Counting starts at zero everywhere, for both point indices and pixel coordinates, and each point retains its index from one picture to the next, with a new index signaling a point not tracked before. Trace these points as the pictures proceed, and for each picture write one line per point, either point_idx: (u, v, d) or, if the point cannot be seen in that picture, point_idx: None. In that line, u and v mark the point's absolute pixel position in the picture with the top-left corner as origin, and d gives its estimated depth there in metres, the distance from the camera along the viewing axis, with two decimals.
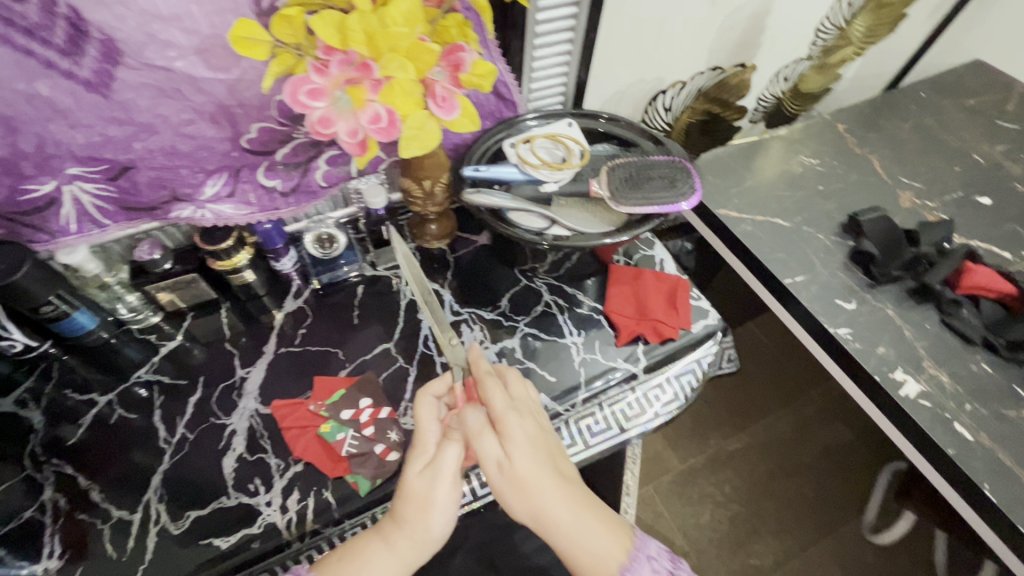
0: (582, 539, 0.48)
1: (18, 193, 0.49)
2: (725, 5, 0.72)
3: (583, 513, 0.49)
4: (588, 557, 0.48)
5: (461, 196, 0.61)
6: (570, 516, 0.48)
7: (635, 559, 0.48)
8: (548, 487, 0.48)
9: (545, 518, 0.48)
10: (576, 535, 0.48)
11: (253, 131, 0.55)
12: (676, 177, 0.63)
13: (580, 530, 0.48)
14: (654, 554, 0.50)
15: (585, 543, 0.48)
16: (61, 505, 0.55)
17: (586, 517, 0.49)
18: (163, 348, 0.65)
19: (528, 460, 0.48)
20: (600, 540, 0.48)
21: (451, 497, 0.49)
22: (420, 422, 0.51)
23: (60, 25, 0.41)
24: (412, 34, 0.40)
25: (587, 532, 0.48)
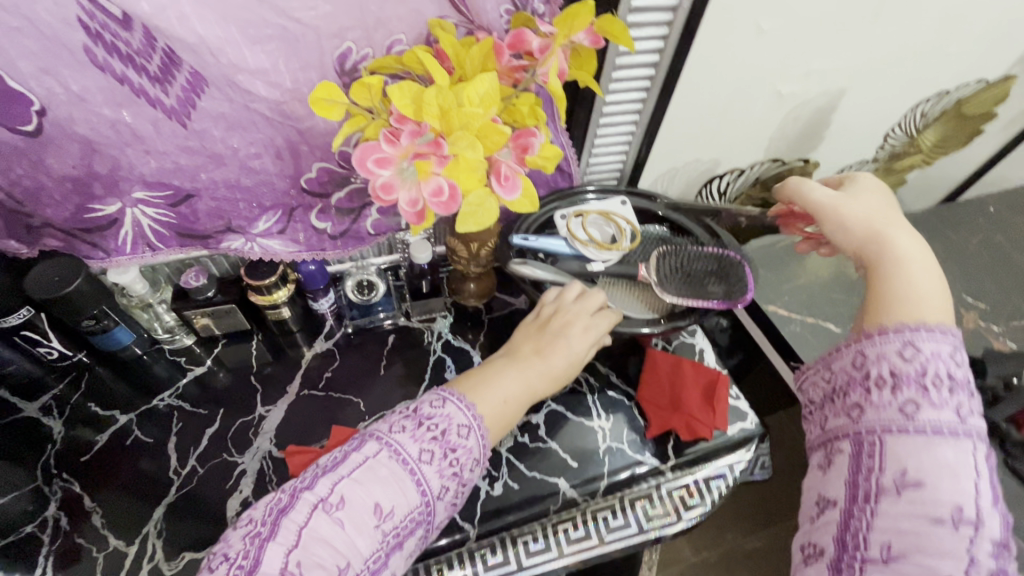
0: (917, 278, 0.45)
1: (84, 211, 0.50)
2: (791, 97, 0.70)
3: (919, 274, 0.45)
4: (907, 302, 0.43)
5: (507, 264, 0.59)
6: (903, 272, 0.46)
7: (935, 325, 0.41)
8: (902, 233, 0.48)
9: (877, 246, 0.48)
10: (902, 279, 0.45)
11: (313, 171, 0.56)
12: (724, 270, 0.61)
13: (918, 272, 0.46)
14: (925, 345, 0.40)
15: (908, 290, 0.44)
16: (62, 524, 0.54)
17: (922, 265, 0.46)
18: (191, 372, 0.65)
19: (869, 211, 0.50)
20: (925, 291, 0.44)
21: (578, 367, 0.56)
22: (584, 300, 0.56)
23: (156, 56, 0.42)
24: (485, 115, 0.40)
25: (914, 283, 0.45)
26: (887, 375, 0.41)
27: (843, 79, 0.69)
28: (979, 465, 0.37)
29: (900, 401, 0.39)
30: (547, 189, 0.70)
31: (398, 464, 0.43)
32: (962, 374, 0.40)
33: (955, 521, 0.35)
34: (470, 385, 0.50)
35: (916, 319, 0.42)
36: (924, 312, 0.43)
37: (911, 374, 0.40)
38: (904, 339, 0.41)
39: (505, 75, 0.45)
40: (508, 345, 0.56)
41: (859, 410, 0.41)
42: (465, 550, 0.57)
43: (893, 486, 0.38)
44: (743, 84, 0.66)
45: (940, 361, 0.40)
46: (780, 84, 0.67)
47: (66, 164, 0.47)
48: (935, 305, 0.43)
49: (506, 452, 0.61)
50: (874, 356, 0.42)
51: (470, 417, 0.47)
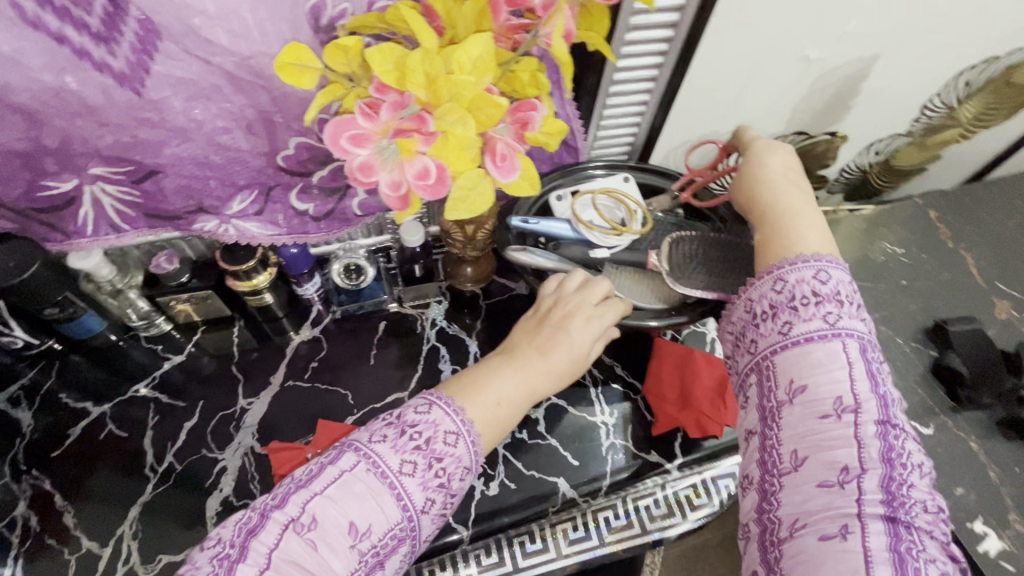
0: (804, 223, 0.45)
1: (36, 189, 0.46)
2: (822, 63, 0.63)
3: (806, 223, 0.45)
4: (785, 244, 0.44)
5: (504, 251, 0.54)
6: (795, 219, 0.46)
7: (806, 262, 0.42)
8: (792, 186, 0.48)
9: (773, 197, 0.48)
10: (788, 225, 0.45)
11: (291, 148, 0.50)
12: (745, 260, 0.54)
13: (807, 220, 0.46)
14: (796, 276, 0.42)
15: (789, 234, 0.45)
16: (32, 525, 0.51)
17: (809, 210, 0.47)
18: (168, 362, 0.61)
19: (773, 168, 0.49)
20: (807, 233, 0.44)
21: (583, 364, 0.51)
22: (591, 287, 0.51)
23: (99, 3, 0.37)
24: (478, 84, 0.34)
25: (797, 228, 0.45)
26: (768, 307, 0.42)
27: (878, 43, 0.62)
28: (857, 355, 0.39)
29: (779, 323, 0.41)
30: (551, 163, 0.64)
31: (376, 477, 0.39)
32: (831, 285, 0.41)
33: (838, 413, 0.37)
34: (461, 388, 0.46)
35: (790, 259, 0.43)
36: (801, 249, 0.43)
37: (784, 301, 0.41)
38: (774, 277, 0.43)
39: (503, 36, 0.39)
40: (506, 341, 0.52)
41: (753, 343, 0.42)
42: (459, 552, 0.54)
43: (787, 397, 0.39)
44: (767, 48, 0.59)
45: (807, 281, 0.41)
46: (809, 48, 0.60)
47: (10, 137, 0.42)
48: (816, 241, 0.44)
49: (503, 450, 0.58)
50: (754, 296, 0.43)
51: (459, 423, 0.42)
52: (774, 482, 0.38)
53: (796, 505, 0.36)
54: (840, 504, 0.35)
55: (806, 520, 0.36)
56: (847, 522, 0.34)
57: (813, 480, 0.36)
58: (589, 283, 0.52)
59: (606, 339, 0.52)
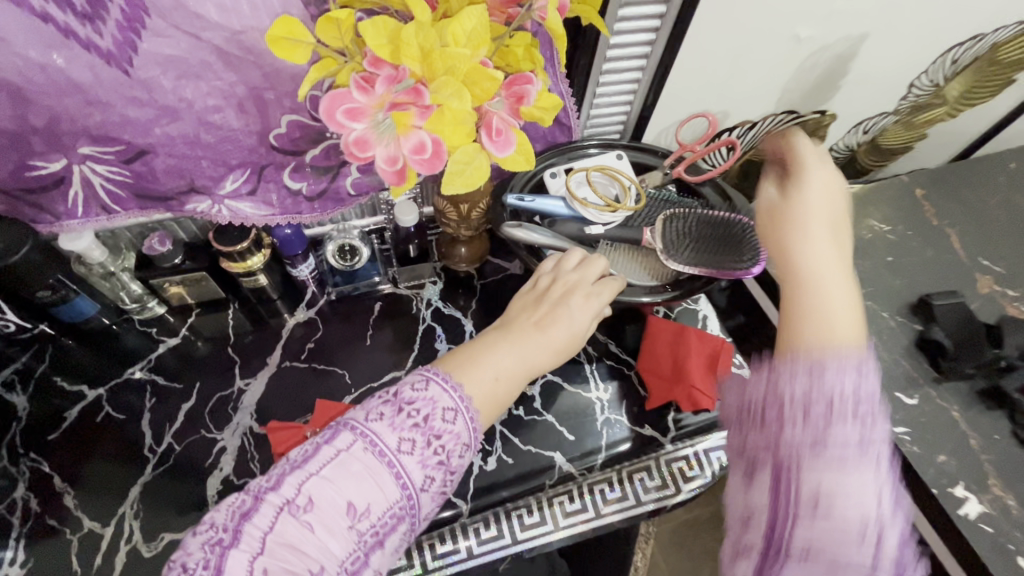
0: (835, 299, 0.41)
1: (24, 170, 0.45)
2: (812, 42, 0.63)
3: (846, 304, 0.41)
4: (817, 327, 0.40)
5: (500, 228, 0.55)
6: (834, 300, 0.41)
7: (846, 364, 0.37)
8: (830, 243, 0.44)
9: (804, 265, 0.43)
10: (822, 300, 0.41)
11: (283, 126, 0.50)
12: (739, 238, 0.56)
13: (838, 299, 0.41)
14: (835, 390, 0.36)
15: (820, 314, 0.40)
16: (32, 506, 0.51)
17: (844, 286, 0.42)
18: (163, 345, 0.61)
19: (811, 251, 0.44)
20: (843, 323, 0.40)
21: (581, 342, 0.51)
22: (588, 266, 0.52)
23: None
24: (473, 57, 0.35)
25: (832, 309, 0.40)
26: (804, 400, 0.36)
27: (867, 21, 0.62)
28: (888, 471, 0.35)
29: (811, 431, 0.36)
30: (544, 142, 0.64)
31: (374, 455, 0.39)
32: (868, 396, 0.36)
33: (864, 535, 0.34)
34: (458, 363, 0.46)
35: (830, 357, 0.38)
36: (840, 347, 0.38)
37: (817, 401, 0.36)
38: (810, 371, 0.37)
39: (497, 11, 0.38)
40: (504, 314, 0.52)
41: (776, 427, 0.37)
42: (459, 524, 0.55)
43: (809, 500, 0.35)
44: (759, 26, 0.59)
45: (843, 388, 0.36)
46: (799, 27, 0.61)
47: None
48: (852, 332, 0.39)
49: (500, 427, 0.59)
50: (782, 384, 0.38)
51: (456, 399, 0.43)
52: None
53: None
54: None
55: None
56: None
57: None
58: (585, 261, 0.52)
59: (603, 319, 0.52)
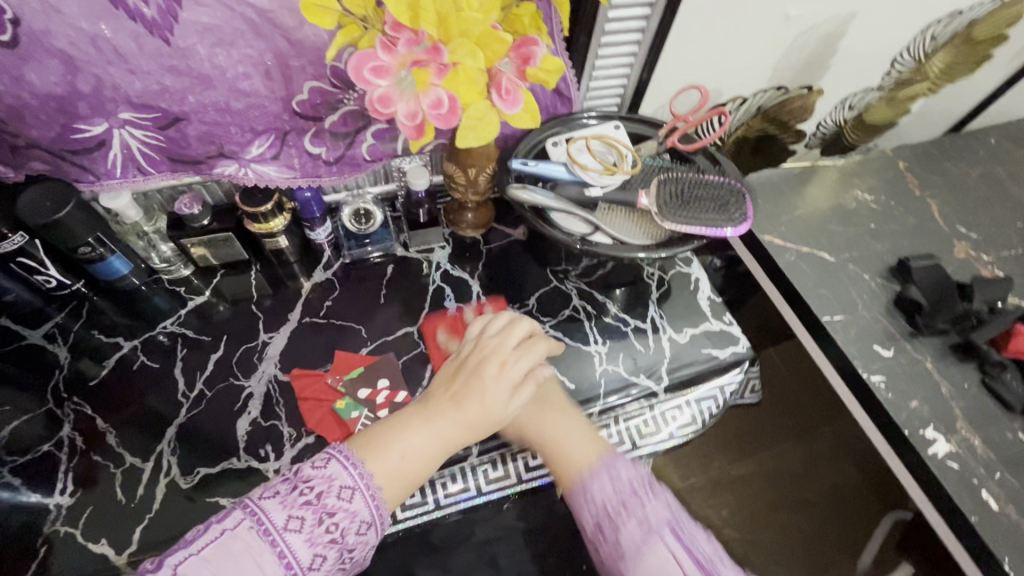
0: (576, 443, 0.50)
1: (70, 132, 0.50)
2: (801, 21, 0.67)
3: (576, 429, 0.52)
4: (568, 457, 0.49)
5: (506, 189, 0.60)
6: (581, 446, 0.49)
7: (594, 470, 0.46)
8: (531, 385, 0.56)
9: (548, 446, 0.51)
10: (568, 442, 0.50)
11: (305, 92, 0.53)
12: (727, 201, 0.61)
13: (578, 444, 0.50)
14: (596, 488, 0.45)
15: (569, 452, 0.49)
16: (78, 443, 0.55)
17: (578, 433, 0.51)
18: (190, 302, 0.65)
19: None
20: (582, 442, 0.50)
21: (503, 417, 0.49)
22: (508, 326, 0.53)
23: None
24: (485, 21, 0.39)
25: (576, 439, 0.50)
26: (595, 525, 0.44)
27: (852, 2, 0.66)
28: (676, 546, 0.41)
29: (614, 535, 0.43)
30: (547, 114, 0.68)
31: (257, 535, 0.37)
32: (628, 484, 0.45)
33: None
34: (368, 439, 0.45)
35: (583, 479, 0.46)
36: (585, 464, 0.47)
37: (607, 516, 0.44)
38: (585, 492, 0.45)
39: None
40: (424, 391, 0.51)
41: (599, 548, 0.44)
42: (466, 465, 0.59)
43: None
44: (750, 4, 0.63)
45: (608, 489, 0.45)
46: (789, 6, 0.65)
47: (47, 81, 0.45)
48: (592, 451, 0.49)
49: None
50: (577, 511, 0.46)
51: (356, 477, 0.41)
52: None
53: None
54: None
55: None
56: None
57: None
58: (507, 321, 0.54)
59: (532, 381, 0.52)
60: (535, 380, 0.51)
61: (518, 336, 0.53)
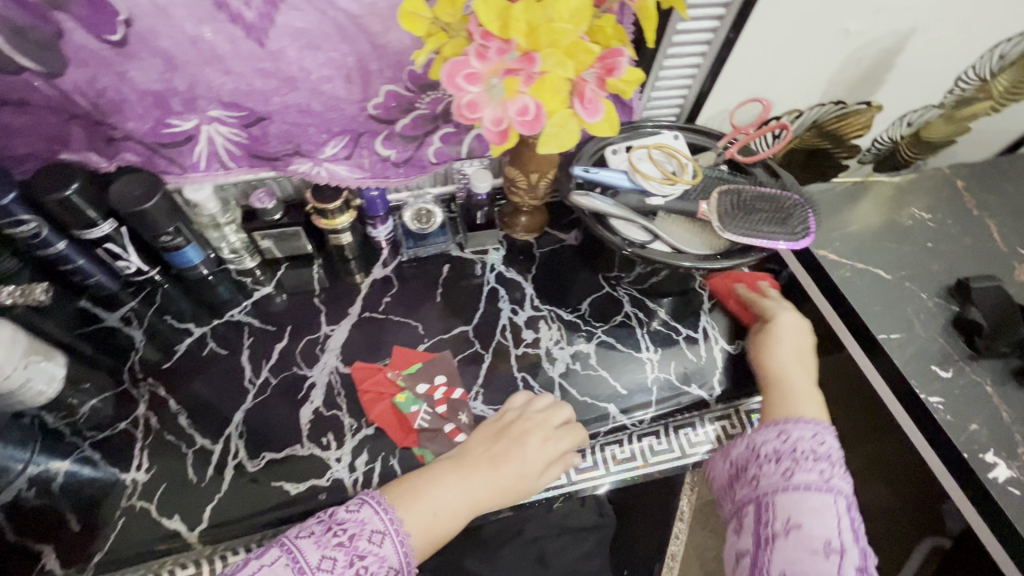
0: (803, 398, 0.55)
1: (162, 126, 0.52)
2: (859, 36, 0.67)
3: (812, 392, 0.56)
4: (787, 402, 0.54)
5: (568, 196, 0.61)
6: (809, 404, 0.54)
7: (802, 420, 0.51)
8: (794, 348, 0.61)
9: (775, 391, 0.57)
10: (796, 394, 0.55)
11: (380, 96, 0.55)
12: (786, 214, 0.61)
13: (804, 400, 0.54)
14: (790, 429, 0.51)
15: (795, 401, 0.54)
16: (153, 423, 0.58)
17: (812, 391, 0.56)
18: (256, 293, 0.68)
19: (791, 340, 0.61)
20: (810, 402, 0.54)
21: (530, 486, 0.52)
22: (552, 404, 0.57)
23: None
24: (575, 32, 0.40)
25: (805, 396, 0.55)
26: (773, 449, 0.50)
27: (913, 17, 0.66)
28: (842, 509, 0.46)
29: (782, 468, 0.48)
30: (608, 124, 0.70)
31: (294, 572, 0.41)
32: (825, 447, 0.49)
33: (827, 552, 0.44)
34: (405, 490, 0.48)
35: (792, 418, 0.52)
36: (802, 416, 0.52)
37: (784, 451, 0.49)
38: (780, 428, 0.51)
39: None
40: (462, 444, 0.54)
41: (756, 479, 0.50)
42: None
43: (782, 534, 0.46)
44: (812, 17, 0.63)
45: (805, 437, 0.50)
46: (848, 20, 0.65)
47: (148, 78, 0.48)
48: (811, 411, 0.53)
49: (558, 377, 0.64)
50: (760, 439, 0.51)
51: (387, 522, 0.45)
52: (766, 554, 0.46)
53: (788, 559, 0.45)
54: None
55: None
56: None
57: None
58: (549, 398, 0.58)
59: (561, 463, 0.55)
60: (565, 463, 0.55)
61: (558, 415, 0.56)
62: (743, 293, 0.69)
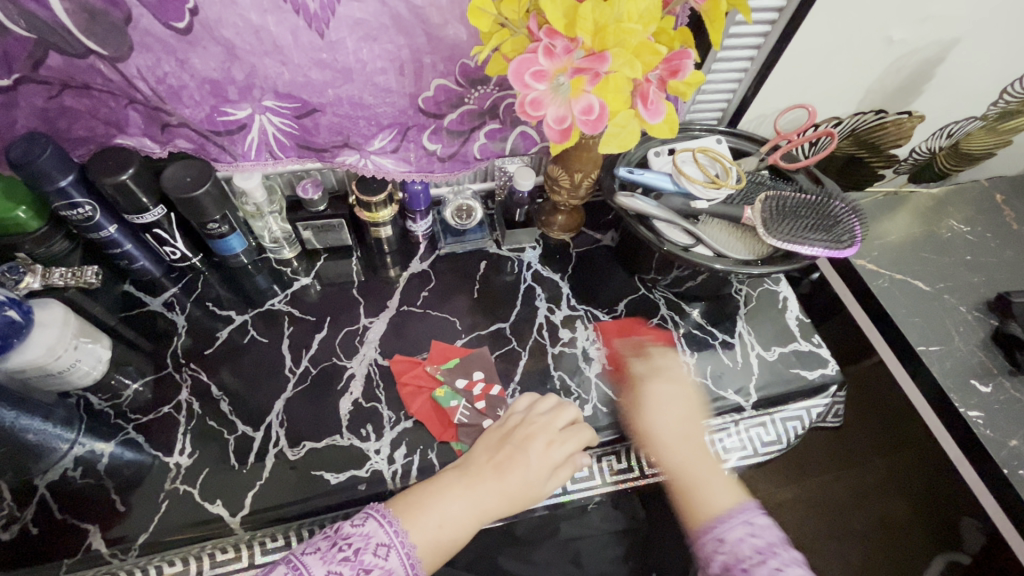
0: (718, 491, 0.48)
1: (217, 114, 0.53)
2: (902, 44, 0.66)
3: (722, 477, 0.50)
4: (704, 498, 0.48)
5: (613, 197, 0.61)
6: (725, 493, 0.48)
7: (730, 517, 0.45)
8: (678, 419, 0.55)
9: (685, 489, 0.50)
10: (710, 485, 0.49)
11: (431, 91, 0.55)
12: (829, 223, 0.61)
13: (717, 490, 0.48)
14: (728, 538, 0.44)
15: (707, 495, 0.48)
16: (195, 408, 0.58)
17: (719, 477, 0.50)
18: (294, 284, 0.68)
19: (670, 407, 0.56)
20: (725, 492, 0.48)
21: (537, 494, 0.50)
22: (555, 408, 0.55)
23: None
24: (643, 33, 0.40)
25: (718, 486, 0.49)
26: (722, 570, 0.43)
27: (959, 27, 0.65)
28: None
29: None
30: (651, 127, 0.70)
31: None
32: (766, 542, 0.43)
33: None
34: (408, 503, 0.45)
35: (715, 519, 0.46)
36: (720, 510, 0.46)
37: (732, 564, 0.43)
38: (712, 537, 0.45)
39: None
40: (464, 455, 0.52)
41: None
42: None
43: None
44: (859, 26, 0.63)
45: (743, 540, 0.44)
46: (891, 29, 0.64)
47: (208, 65, 0.48)
48: (729, 500, 0.47)
49: (594, 377, 0.64)
50: (703, 558, 0.45)
51: (392, 535, 0.42)
52: None
53: None
54: None
55: None
56: None
57: None
58: (553, 401, 0.56)
59: (570, 467, 0.52)
60: (574, 465, 0.53)
61: (564, 419, 0.54)
62: (625, 346, 0.64)
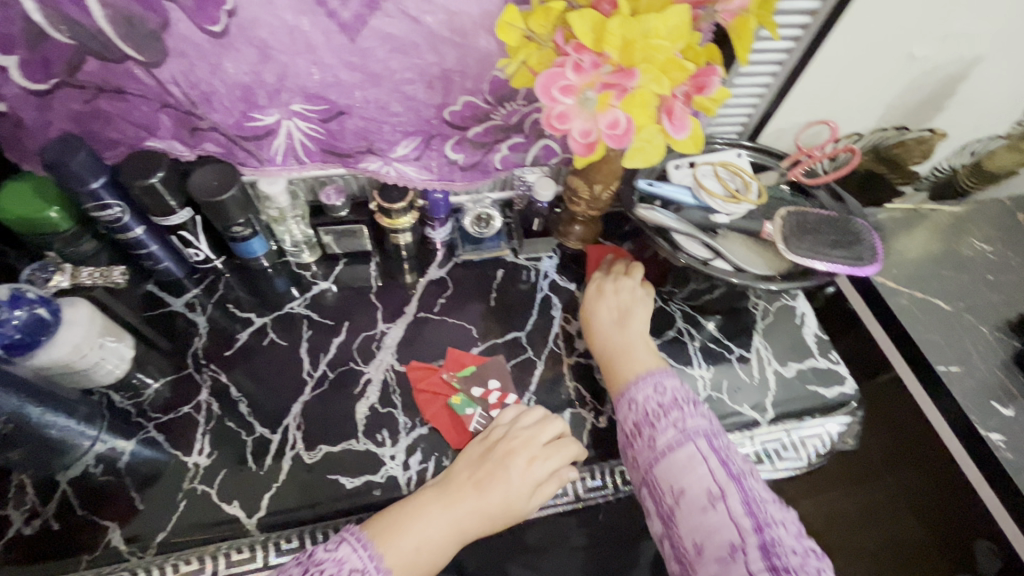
0: (640, 360, 0.58)
1: (246, 119, 0.54)
2: (923, 61, 0.66)
3: (648, 351, 0.60)
4: (627, 368, 0.58)
5: (633, 209, 0.61)
6: (646, 360, 0.58)
7: (644, 380, 0.56)
8: (613, 306, 0.64)
9: (614, 363, 0.59)
10: (635, 359, 0.59)
11: (457, 102, 0.56)
12: (850, 239, 0.60)
13: (638, 359, 0.58)
14: (638, 398, 0.54)
15: (631, 364, 0.58)
16: (214, 409, 0.59)
17: (642, 347, 0.60)
18: (313, 288, 0.69)
19: (610, 301, 0.64)
20: (646, 360, 0.58)
21: (520, 510, 0.51)
22: (540, 421, 0.56)
23: None
24: (671, 49, 0.40)
25: (641, 356, 0.59)
26: (634, 424, 0.53)
27: (980, 45, 0.65)
28: (708, 451, 0.49)
29: (651, 438, 0.51)
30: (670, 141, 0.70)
31: None
32: (670, 396, 0.53)
33: (711, 501, 0.46)
34: (387, 524, 0.48)
35: (635, 381, 0.56)
36: (641, 374, 0.57)
37: (643, 420, 0.53)
38: (629, 400, 0.55)
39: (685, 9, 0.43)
40: (448, 471, 0.54)
41: (635, 461, 0.52)
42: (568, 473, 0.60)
43: (673, 506, 0.47)
44: (880, 42, 0.63)
45: (651, 397, 0.54)
46: (914, 45, 0.64)
47: (240, 71, 0.49)
48: (649, 365, 0.58)
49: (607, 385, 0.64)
50: (622, 423, 0.54)
51: (365, 560, 0.45)
52: (674, 533, 0.47)
53: (691, 530, 0.45)
54: (728, 536, 0.44)
55: (701, 544, 0.44)
56: (734, 548, 0.43)
57: (715, 554, 0.44)
58: (537, 412, 0.57)
59: (556, 481, 0.53)
60: (560, 480, 0.53)
61: (548, 433, 0.55)
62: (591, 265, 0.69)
